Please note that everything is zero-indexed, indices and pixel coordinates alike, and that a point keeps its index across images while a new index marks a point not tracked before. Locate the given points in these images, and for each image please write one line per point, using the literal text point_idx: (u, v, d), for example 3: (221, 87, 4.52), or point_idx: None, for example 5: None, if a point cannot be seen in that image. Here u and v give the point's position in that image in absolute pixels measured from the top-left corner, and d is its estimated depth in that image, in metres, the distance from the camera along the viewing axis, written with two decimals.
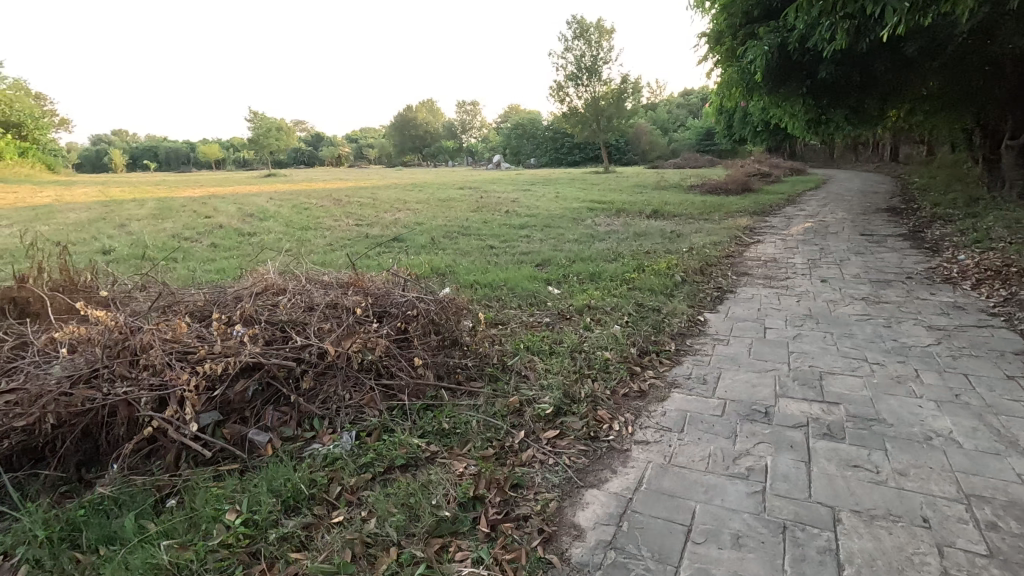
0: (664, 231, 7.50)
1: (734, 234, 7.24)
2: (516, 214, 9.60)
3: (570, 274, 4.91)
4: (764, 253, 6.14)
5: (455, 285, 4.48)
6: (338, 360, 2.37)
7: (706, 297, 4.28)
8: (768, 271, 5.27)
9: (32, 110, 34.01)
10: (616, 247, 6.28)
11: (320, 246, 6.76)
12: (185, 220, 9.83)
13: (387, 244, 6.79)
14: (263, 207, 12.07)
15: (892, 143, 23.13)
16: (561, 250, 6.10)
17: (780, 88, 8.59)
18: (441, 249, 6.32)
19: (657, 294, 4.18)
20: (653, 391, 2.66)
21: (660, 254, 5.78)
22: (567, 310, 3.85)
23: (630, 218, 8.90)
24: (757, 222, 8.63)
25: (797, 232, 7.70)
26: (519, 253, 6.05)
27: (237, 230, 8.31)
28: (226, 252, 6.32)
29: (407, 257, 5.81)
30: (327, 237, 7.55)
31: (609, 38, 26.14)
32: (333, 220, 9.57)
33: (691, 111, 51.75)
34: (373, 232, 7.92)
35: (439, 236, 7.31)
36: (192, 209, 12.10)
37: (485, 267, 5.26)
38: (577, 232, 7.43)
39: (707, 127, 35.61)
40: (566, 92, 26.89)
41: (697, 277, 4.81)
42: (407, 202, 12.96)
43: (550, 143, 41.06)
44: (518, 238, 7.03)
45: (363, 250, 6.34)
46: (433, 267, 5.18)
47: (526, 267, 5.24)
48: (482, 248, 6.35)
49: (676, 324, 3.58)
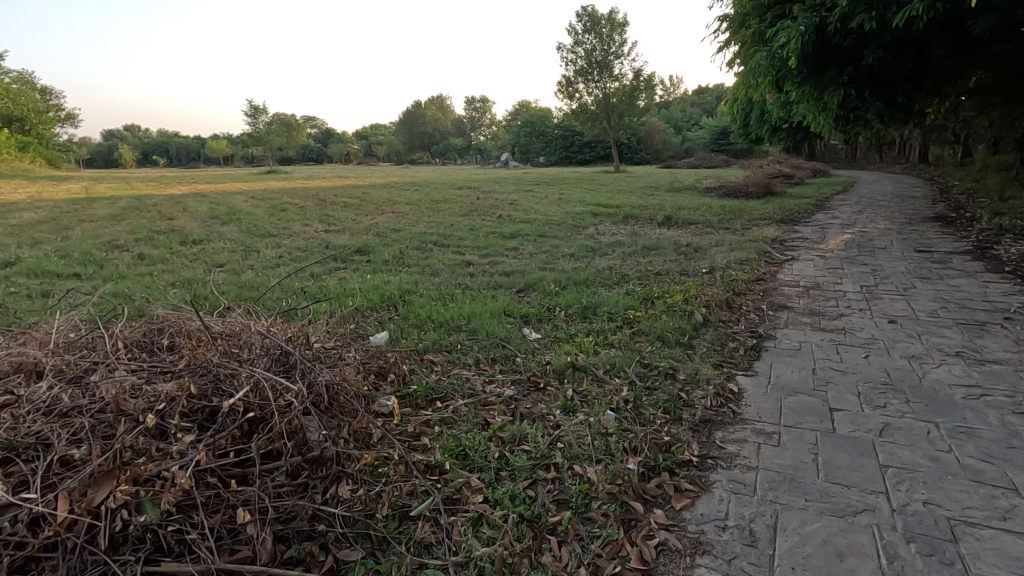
0: (678, 244, 6.33)
1: (763, 249, 6.05)
2: (510, 219, 8.50)
3: (555, 308, 3.79)
4: (802, 276, 4.96)
5: (399, 328, 3.36)
6: (64, 534, 1.26)
7: (738, 348, 3.12)
8: (813, 304, 4.09)
9: (34, 104, 33.46)
10: (617, 266, 5.14)
11: (266, 259, 5.68)
12: (140, 223, 8.82)
13: (345, 257, 5.68)
14: (235, 209, 11.02)
15: (921, 143, 21.71)
16: (551, 270, 4.98)
17: (816, 77, 7.38)
18: (405, 267, 5.21)
19: (669, 346, 3.04)
20: (662, 566, 1.51)
21: (673, 279, 4.62)
22: (543, 372, 2.72)
23: (639, 226, 7.75)
24: (787, 232, 7.43)
25: (836, 246, 6.49)
26: (499, 272, 4.93)
27: (187, 236, 7.26)
28: (148, 268, 5.26)
29: (360, 279, 4.70)
30: (282, 245, 6.47)
31: (621, 32, 24.92)
32: (303, 225, 8.49)
33: (705, 109, 50.31)
34: (339, 240, 6.85)
35: (412, 247, 6.22)
36: (159, 210, 11.09)
37: (445, 295, 4.15)
38: (574, 244, 6.28)
39: (722, 125, 34.19)
40: (576, 88, 25.66)
41: (723, 314, 3.66)
42: (395, 203, 11.84)
43: (559, 142, 39.80)
44: (502, 252, 5.90)
45: (313, 265, 5.26)
46: (382, 296, 4.08)
47: (501, 295, 4.13)
48: (456, 265, 5.25)
49: (699, 403, 2.44)
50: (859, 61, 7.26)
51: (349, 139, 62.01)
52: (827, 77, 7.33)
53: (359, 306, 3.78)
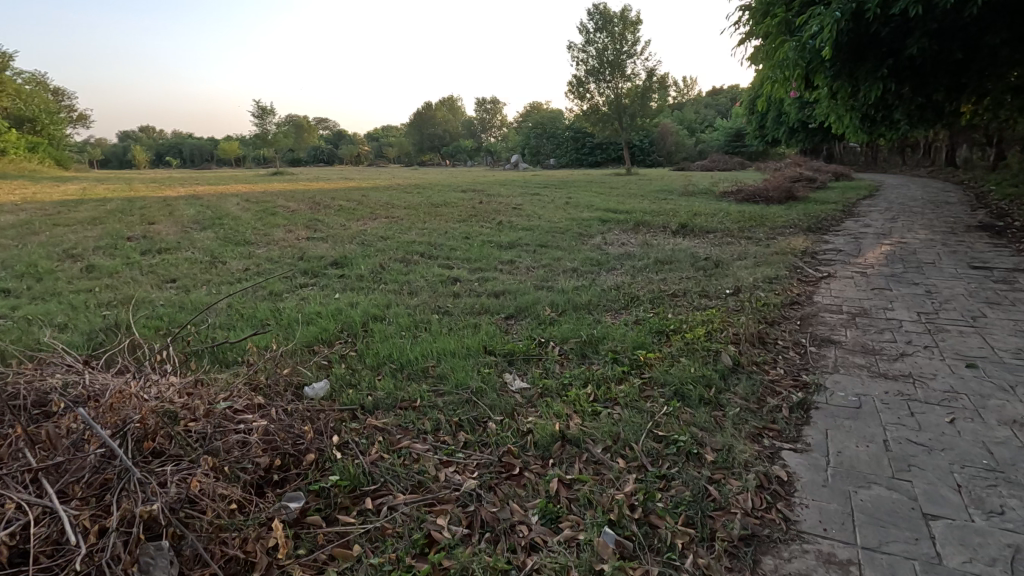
0: (695, 257, 5.60)
1: (793, 264, 5.31)
2: (510, 226, 7.83)
3: (548, 346, 3.09)
4: (844, 299, 4.22)
5: (350, 373, 2.69)
6: None
7: (780, 407, 2.40)
8: (864, 338, 3.35)
9: (44, 104, 33.40)
10: (626, 285, 4.43)
11: (229, 272, 5.05)
12: (114, 228, 8.24)
13: (317, 271, 5.02)
14: (223, 214, 10.43)
15: (947, 146, 20.71)
16: (549, 290, 4.28)
17: (851, 71, 6.62)
18: (380, 283, 4.54)
19: (690, 406, 2.33)
20: None
21: (692, 303, 3.90)
22: (521, 447, 2.03)
23: (650, 234, 7.04)
24: (817, 243, 6.67)
25: (874, 260, 5.74)
26: (488, 292, 4.24)
27: (155, 244, 6.65)
28: (90, 282, 4.63)
29: (325, 300, 4.04)
30: (253, 255, 5.82)
31: (634, 30, 24.13)
32: (286, 231, 7.85)
33: (719, 111, 49.27)
34: (318, 249, 6.20)
35: (395, 259, 5.56)
36: (144, 214, 10.54)
37: (418, 323, 3.47)
38: (578, 257, 5.57)
39: (737, 127, 33.26)
40: (587, 88, 24.92)
41: (757, 356, 2.94)
42: (392, 207, 11.19)
43: (569, 143, 39.04)
44: (495, 265, 5.21)
45: (278, 282, 4.61)
46: (341, 324, 3.41)
47: (484, 324, 3.44)
48: (440, 283, 4.56)
49: (735, 505, 1.73)
50: (900, 53, 6.48)
51: (359, 140, 61.73)
52: (864, 70, 6.57)
53: (309, 340, 3.12)
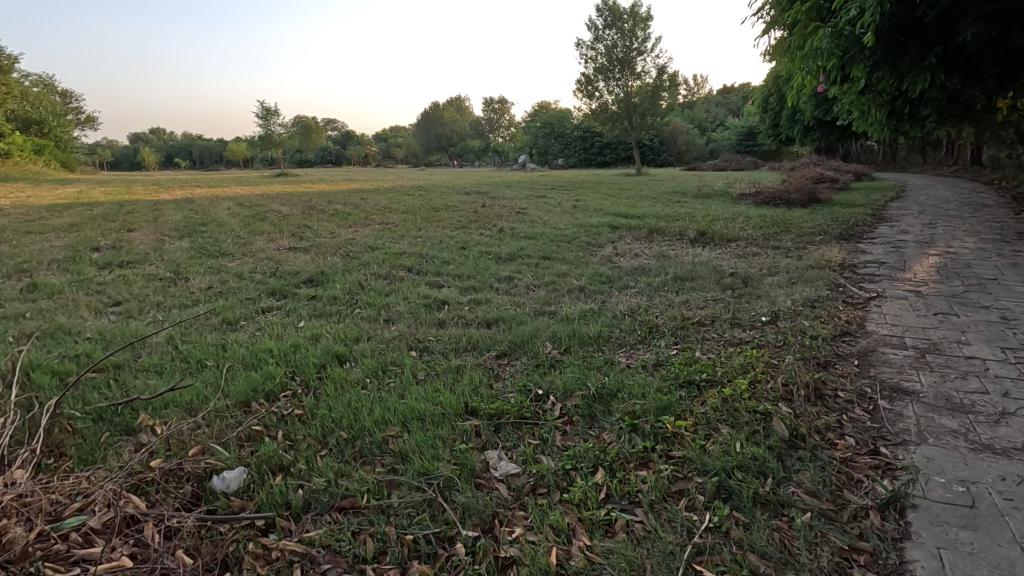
0: (719, 274, 4.92)
1: (833, 281, 4.61)
2: (511, 234, 7.18)
3: (546, 404, 2.43)
4: (904, 329, 3.52)
5: (285, 449, 2.05)
6: None
7: (866, 510, 1.72)
8: (945, 388, 2.65)
9: (50, 107, 33.27)
10: (642, 311, 3.77)
11: (188, 291, 4.44)
12: (88, 236, 7.67)
13: (286, 291, 4.39)
14: (209, 219, 9.85)
15: (973, 145, 19.83)
16: (550, 317, 3.61)
17: (893, 62, 5.91)
18: (354, 308, 3.89)
19: (742, 515, 1.67)
20: None
21: (724, 339, 3.22)
22: None
23: (666, 244, 6.36)
24: (854, 254, 5.96)
25: (925, 274, 5.04)
26: (479, 320, 3.58)
27: (121, 255, 6.05)
28: (21, 304, 4.02)
29: (283, 333, 3.40)
30: (222, 270, 5.21)
31: (644, 27, 23.41)
32: (268, 241, 7.24)
33: (730, 111, 48.41)
34: (296, 262, 5.57)
35: (379, 274, 4.93)
36: (127, 219, 9.97)
37: (388, 367, 2.82)
38: (585, 273, 4.90)
39: (749, 126, 32.41)
40: (595, 87, 24.21)
41: (817, 420, 2.26)
42: (388, 212, 10.57)
43: (578, 143, 38.31)
44: (491, 284, 4.55)
45: (237, 307, 3.98)
46: (293, 369, 2.77)
47: (469, 369, 2.79)
48: (424, 307, 3.91)
49: None
50: (950, 40, 5.76)
51: (366, 141, 61.45)
52: (907, 61, 5.86)
53: (246, 395, 2.48)
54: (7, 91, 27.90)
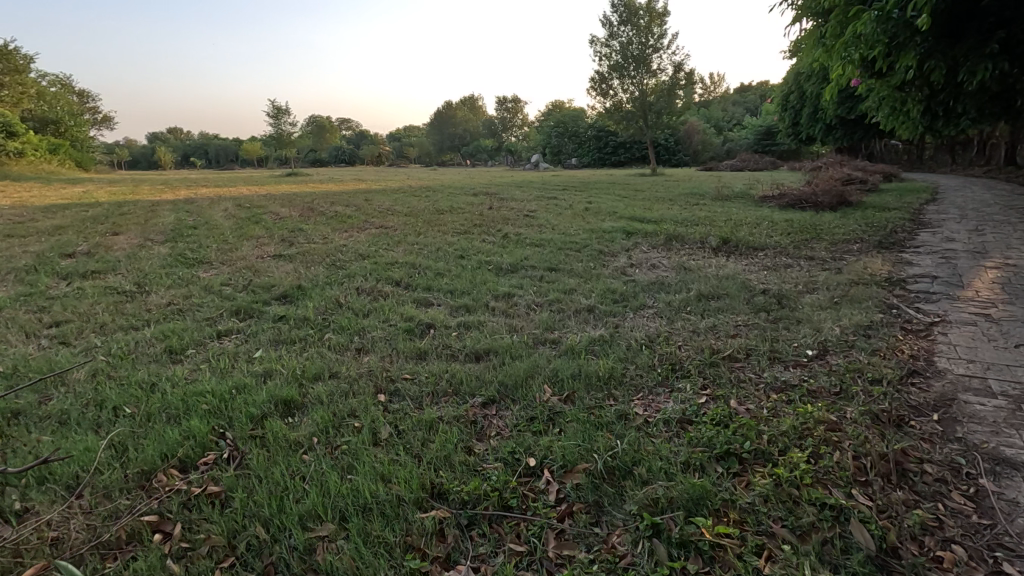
0: (749, 291, 4.29)
1: (885, 301, 3.96)
2: (516, 240, 6.61)
3: (538, 483, 1.85)
4: (986, 366, 2.86)
5: (173, 561, 1.51)
6: None
7: None
8: None
9: (66, 107, 33.42)
10: (663, 342, 3.17)
11: (143, 310, 3.92)
12: (68, 241, 7.24)
13: (252, 309, 3.85)
14: (202, 222, 9.39)
15: (1007, 144, 18.83)
16: (551, 350, 3.03)
17: (945, 51, 5.24)
18: (324, 333, 3.34)
19: None
20: None
21: (765, 385, 2.60)
22: None
23: (687, 253, 5.74)
24: (900, 266, 5.28)
25: (989, 291, 4.37)
26: (467, 351, 3.00)
27: (92, 263, 5.59)
28: None
29: (231, 368, 2.86)
30: (190, 283, 4.70)
31: (660, 23, 22.70)
32: (255, 247, 6.75)
33: (749, 110, 47.35)
34: (275, 273, 5.05)
35: (362, 288, 4.39)
36: (118, 221, 9.56)
37: (343, 420, 2.26)
38: (595, 289, 4.30)
39: (768, 125, 31.47)
40: (609, 85, 23.56)
41: (911, 520, 1.63)
42: (390, 215, 10.06)
43: (592, 142, 37.64)
44: (486, 301, 3.97)
45: (190, 331, 3.45)
46: (224, 421, 2.22)
47: (444, 425, 2.21)
48: (405, 333, 3.34)
49: None
50: (1015, 23, 5.07)
51: (379, 140, 61.27)
52: (963, 49, 5.18)
53: (152, 463, 1.94)
54: (22, 90, 27.93)
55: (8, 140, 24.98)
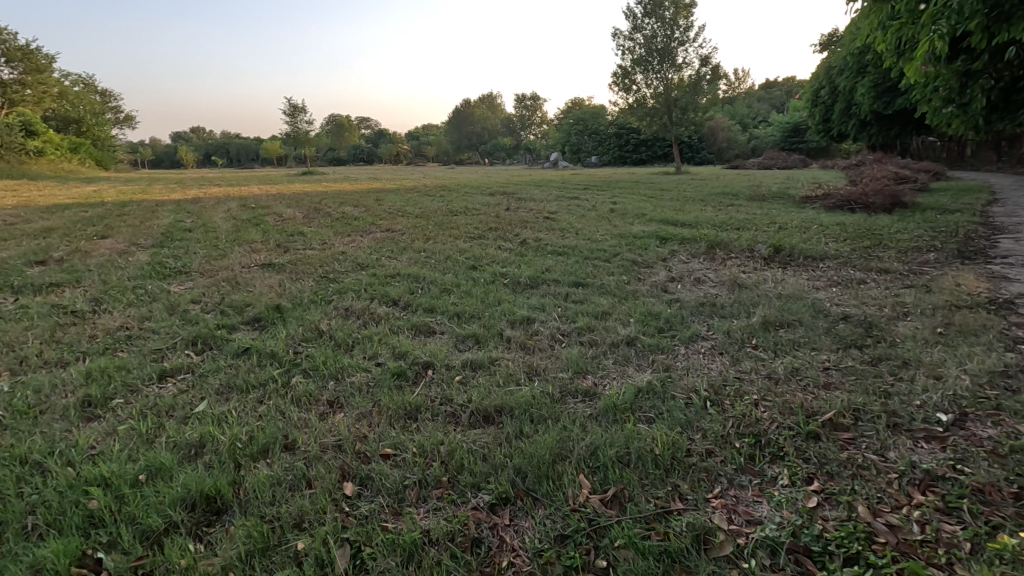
0: (825, 316, 3.47)
1: (1007, 333, 3.10)
2: (535, 247, 5.84)
3: None
4: None
5: None
6: None
7: None
8: None
9: (89, 106, 33.53)
10: (735, 397, 2.39)
11: (84, 337, 3.23)
12: (47, 245, 6.64)
13: (213, 339, 3.14)
14: (199, 224, 8.79)
15: None
16: (586, 409, 2.26)
17: None
18: (291, 377, 2.61)
19: None
20: None
21: (899, 476, 1.80)
22: None
23: (734, 265, 4.92)
24: (997, 282, 4.39)
25: None
26: (472, 409, 2.25)
27: (57, 273, 4.93)
28: None
29: (158, 429, 2.14)
30: (154, 301, 4.00)
31: (687, 14, 21.66)
32: (245, 253, 6.07)
33: (774, 107, 45.88)
34: (256, 288, 4.33)
35: (350, 309, 3.65)
36: (111, 223, 8.98)
37: (283, 540, 1.52)
38: (633, 314, 3.50)
39: (796, 122, 30.24)
40: (633, 80, 22.59)
41: None
42: (399, 217, 9.35)
43: (613, 140, 36.69)
44: (499, 330, 3.21)
45: (127, 368, 2.74)
46: (106, 539, 1.50)
47: (431, 555, 1.46)
48: (394, 377, 2.59)
49: None
50: None
51: (396, 139, 60.98)
52: None
53: None
54: (43, 90, 27.88)
55: (27, 140, 24.87)
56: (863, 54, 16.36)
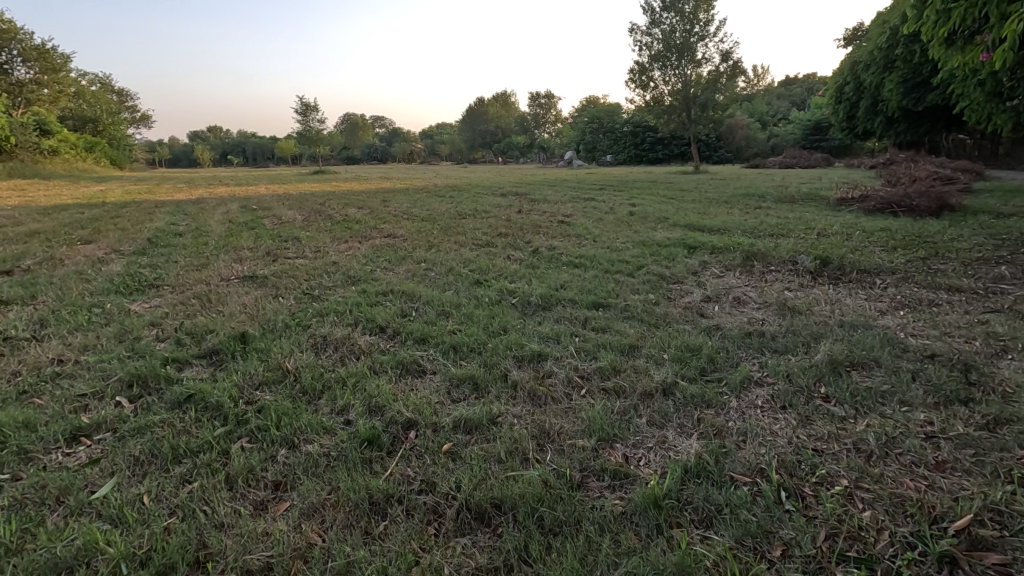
0: (905, 353, 2.81)
1: None
2: (548, 257, 5.23)
3: None
4: None
5: None
6: None
7: None
8: None
9: (104, 105, 33.52)
10: (819, 484, 1.75)
11: (4, 375, 2.67)
12: (22, 252, 6.15)
13: (154, 380, 2.57)
14: (193, 227, 8.30)
15: None
16: (615, 505, 1.64)
17: None
18: (233, 442, 2.03)
19: None
20: None
21: None
22: None
23: (777, 280, 4.27)
24: None
25: None
26: (460, 504, 1.65)
27: (14, 287, 4.42)
28: None
29: (32, 531, 1.57)
30: (106, 324, 3.45)
31: (707, 8, 20.81)
32: (230, 262, 5.53)
33: (794, 104, 44.63)
34: (227, 307, 3.76)
35: (327, 337, 3.07)
36: (102, 226, 8.51)
37: None
38: (667, 347, 2.88)
39: (819, 119, 29.23)
40: (650, 76, 21.82)
41: None
42: (404, 219, 8.80)
43: (629, 138, 35.89)
44: (503, 370, 2.61)
45: (34, 424, 2.18)
46: None
47: None
48: (364, 444, 2.00)
49: None
50: None
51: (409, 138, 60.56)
52: None
53: None
54: (57, 89, 27.77)
55: (40, 139, 24.77)
56: (895, 47, 15.48)
